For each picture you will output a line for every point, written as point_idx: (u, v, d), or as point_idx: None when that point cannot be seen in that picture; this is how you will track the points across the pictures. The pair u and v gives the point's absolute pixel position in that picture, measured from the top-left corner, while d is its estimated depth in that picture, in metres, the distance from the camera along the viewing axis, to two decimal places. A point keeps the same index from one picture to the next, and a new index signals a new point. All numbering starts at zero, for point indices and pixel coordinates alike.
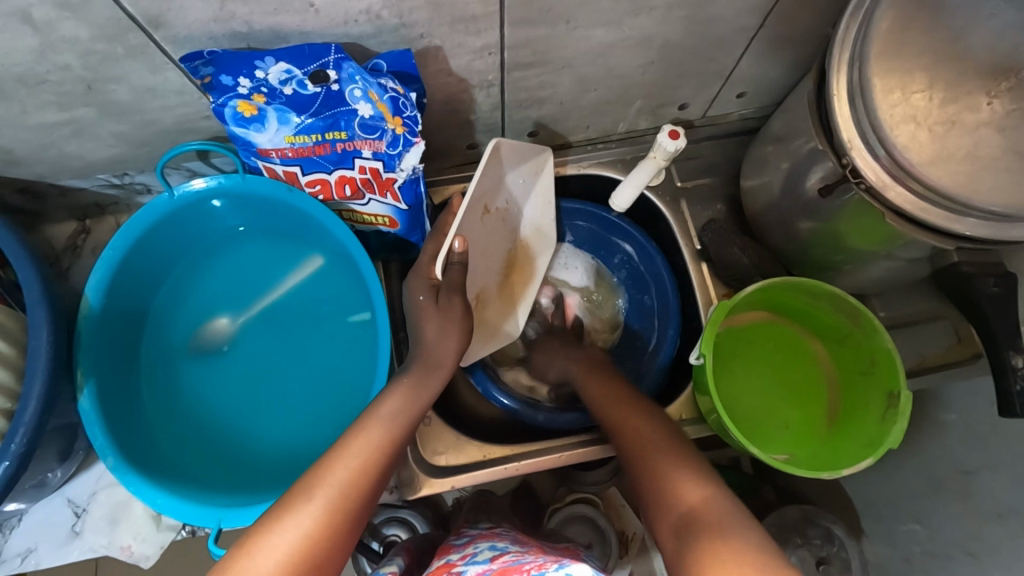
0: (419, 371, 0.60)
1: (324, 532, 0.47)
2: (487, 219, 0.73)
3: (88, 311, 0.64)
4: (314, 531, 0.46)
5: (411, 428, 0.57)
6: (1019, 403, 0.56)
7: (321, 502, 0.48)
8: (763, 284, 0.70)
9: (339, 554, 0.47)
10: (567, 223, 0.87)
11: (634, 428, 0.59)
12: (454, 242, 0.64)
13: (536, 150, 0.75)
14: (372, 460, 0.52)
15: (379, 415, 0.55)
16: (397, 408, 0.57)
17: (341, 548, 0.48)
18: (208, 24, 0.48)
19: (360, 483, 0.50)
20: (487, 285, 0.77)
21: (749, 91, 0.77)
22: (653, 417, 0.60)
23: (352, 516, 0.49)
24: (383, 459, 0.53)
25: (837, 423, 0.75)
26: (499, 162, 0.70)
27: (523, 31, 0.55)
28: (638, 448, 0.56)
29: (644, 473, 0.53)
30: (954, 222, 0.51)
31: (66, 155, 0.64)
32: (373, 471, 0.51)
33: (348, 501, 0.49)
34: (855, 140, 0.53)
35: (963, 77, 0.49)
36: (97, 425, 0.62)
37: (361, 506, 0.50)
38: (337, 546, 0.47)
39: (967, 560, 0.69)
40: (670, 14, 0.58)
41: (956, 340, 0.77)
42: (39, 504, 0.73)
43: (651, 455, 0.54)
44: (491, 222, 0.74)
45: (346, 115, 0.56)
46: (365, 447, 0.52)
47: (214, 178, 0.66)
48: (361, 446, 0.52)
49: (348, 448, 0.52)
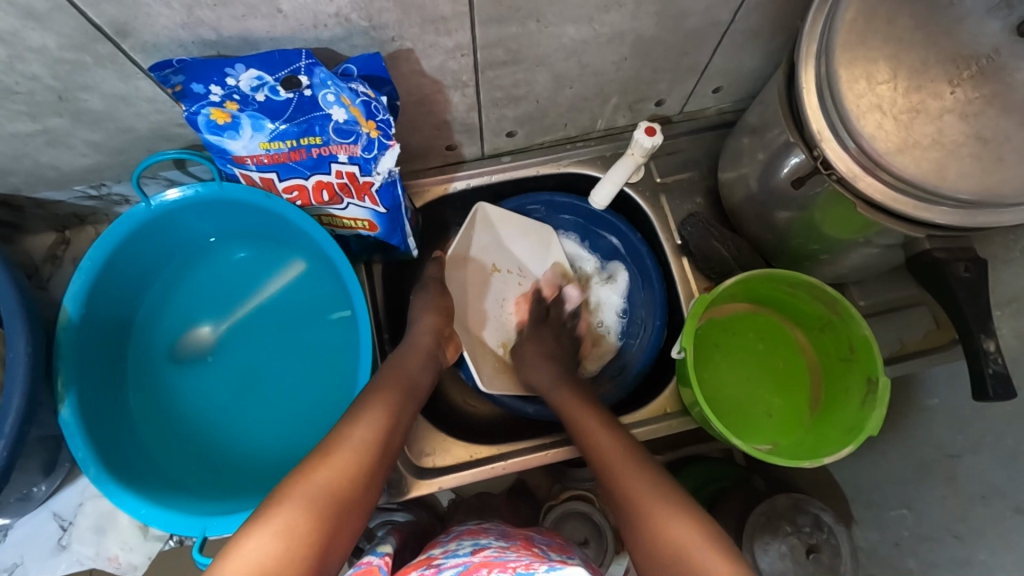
0: (394, 369, 0.67)
1: (332, 503, 0.51)
2: (496, 278, 0.85)
3: (67, 322, 0.64)
4: (321, 510, 0.50)
5: (405, 419, 0.62)
6: (991, 385, 0.57)
7: (328, 474, 0.52)
8: (741, 276, 0.70)
9: (351, 528, 0.51)
10: (555, 219, 0.87)
11: (624, 471, 0.58)
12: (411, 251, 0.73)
13: (535, 226, 0.85)
14: (375, 441, 0.57)
15: (367, 416, 0.59)
16: (395, 400, 0.62)
17: (347, 530, 0.51)
18: (176, 31, 0.48)
19: (361, 464, 0.55)
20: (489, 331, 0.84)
21: (724, 84, 0.78)
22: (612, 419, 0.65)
23: (354, 497, 0.53)
24: (382, 441, 0.58)
25: (821, 410, 0.76)
26: (493, 228, 0.83)
27: (494, 30, 0.56)
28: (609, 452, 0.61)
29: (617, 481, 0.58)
30: (924, 210, 0.52)
31: (42, 165, 0.64)
32: (369, 456, 0.56)
33: (352, 474, 0.54)
34: (824, 131, 0.54)
35: (927, 66, 0.49)
36: (79, 436, 0.62)
37: (361, 490, 0.53)
38: (349, 520, 0.51)
39: (954, 543, 0.71)
40: (641, 10, 0.58)
41: (934, 326, 0.78)
42: (24, 518, 0.73)
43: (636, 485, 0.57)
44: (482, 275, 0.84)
45: (320, 120, 0.56)
46: (367, 427, 0.58)
47: (189, 187, 0.65)
48: (363, 428, 0.57)
49: (354, 428, 0.57)
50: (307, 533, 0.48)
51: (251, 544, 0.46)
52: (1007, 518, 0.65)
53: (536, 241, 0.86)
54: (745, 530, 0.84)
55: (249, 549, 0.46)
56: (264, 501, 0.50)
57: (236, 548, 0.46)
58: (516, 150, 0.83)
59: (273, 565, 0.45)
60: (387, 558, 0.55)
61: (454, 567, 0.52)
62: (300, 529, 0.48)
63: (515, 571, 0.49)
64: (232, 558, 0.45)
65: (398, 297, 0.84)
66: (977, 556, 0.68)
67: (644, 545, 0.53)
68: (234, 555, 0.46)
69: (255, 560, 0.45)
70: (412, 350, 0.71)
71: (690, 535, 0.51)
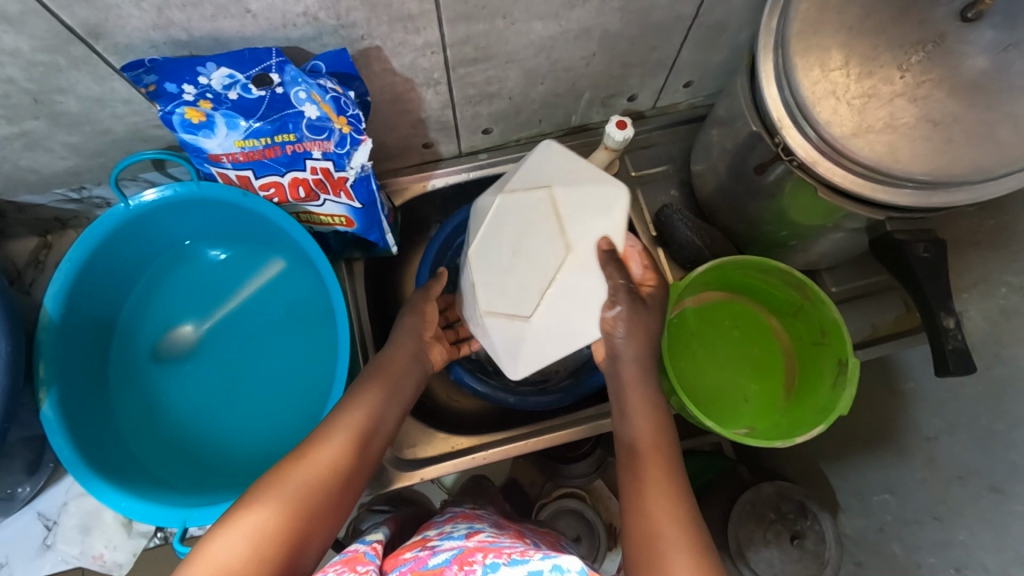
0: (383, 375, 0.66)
1: (302, 505, 0.52)
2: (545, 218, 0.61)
3: (48, 321, 0.65)
4: (292, 512, 0.51)
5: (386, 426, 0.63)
6: (952, 359, 0.59)
7: (301, 480, 0.53)
8: (712, 263, 0.72)
9: (321, 532, 0.52)
10: None
11: (658, 499, 0.57)
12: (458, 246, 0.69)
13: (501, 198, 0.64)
14: (353, 448, 0.58)
15: (345, 415, 0.60)
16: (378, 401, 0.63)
17: (318, 532, 0.52)
18: (148, 32, 0.49)
19: (337, 467, 0.56)
20: (563, 282, 0.61)
21: (695, 79, 0.80)
22: (663, 418, 0.65)
23: (326, 501, 0.54)
24: (360, 445, 0.59)
25: (795, 396, 0.77)
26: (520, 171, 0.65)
27: (462, 27, 0.57)
28: (642, 455, 0.62)
29: (638, 469, 0.61)
30: (885, 193, 0.53)
31: (21, 169, 0.65)
32: (347, 459, 0.57)
33: (327, 480, 0.55)
34: (784, 119, 0.55)
35: (877, 52, 0.51)
36: (60, 433, 0.63)
37: (334, 494, 0.54)
38: (320, 522, 0.52)
39: (934, 525, 0.72)
40: (605, 6, 0.60)
41: (904, 311, 0.79)
42: (9, 519, 0.74)
43: (652, 478, 0.59)
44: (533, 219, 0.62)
45: (292, 118, 0.57)
46: (344, 434, 0.58)
47: (167, 187, 0.66)
48: (340, 433, 0.58)
49: (331, 434, 0.58)
50: (276, 534, 0.49)
51: (219, 544, 0.47)
52: (983, 497, 0.66)
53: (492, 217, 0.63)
54: (731, 519, 0.85)
55: (219, 548, 0.47)
56: (238, 499, 0.52)
57: (200, 547, 0.47)
58: (492, 147, 0.84)
59: (239, 564, 0.46)
60: (373, 546, 0.55)
61: (450, 549, 0.53)
62: (268, 531, 0.49)
63: (511, 557, 0.48)
64: (198, 559, 0.46)
65: (377, 295, 0.85)
66: (956, 536, 0.68)
67: (633, 529, 0.56)
68: (201, 555, 0.46)
69: (224, 559, 0.46)
70: (397, 350, 0.70)
71: (676, 535, 0.53)
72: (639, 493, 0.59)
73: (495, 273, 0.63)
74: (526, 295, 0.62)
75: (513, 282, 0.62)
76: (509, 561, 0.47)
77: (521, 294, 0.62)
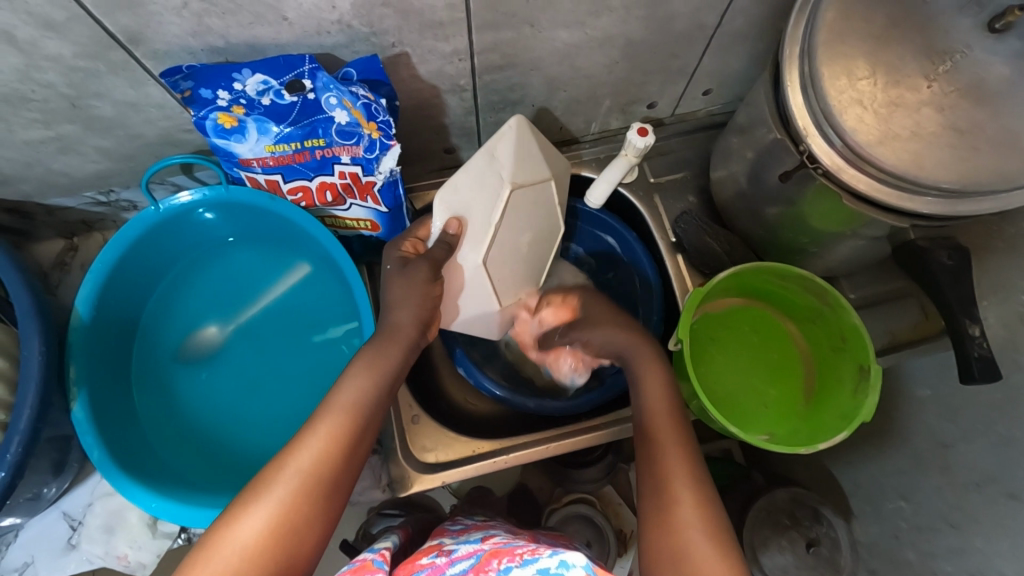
0: (372, 359, 0.59)
1: (285, 521, 0.48)
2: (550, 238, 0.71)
3: (78, 323, 0.67)
4: (276, 529, 0.48)
5: (378, 411, 0.57)
6: (977, 367, 0.59)
7: (284, 492, 0.49)
8: (734, 270, 0.73)
9: (313, 543, 0.50)
10: (598, 231, 0.87)
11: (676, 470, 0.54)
12: (452, 224, 0.63)
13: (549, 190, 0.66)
14: (339, 446, 0.53)
15: (332, 407, 0.55)
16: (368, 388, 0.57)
17: (310, 542, 0.50)
18: (186, 39, 0.50)
19: (323, 473, 0.51)
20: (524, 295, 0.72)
21: (714, 87, 0.81)
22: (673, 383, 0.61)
23: (314, 510, 0.50)
24: (348, 444, 0.54)
25: (814, 400, 0.78)
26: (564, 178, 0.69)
27: (491, 35, 0.58)
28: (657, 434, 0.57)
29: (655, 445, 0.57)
30: (910, 201, 0.54)
31: (53, 172, 0.66)
32: (333, 460, 0.52)
33: (313, 488, 0.51)
34: (810, 128, 0.56)
35: (902, 62, 0.52)
36: (92, 434, 0.65)
37: (323, 501, 0.51)
38: (308, 534, 0.50)
39: (951, 532, 0.72)
40: (630, 14, 0.60)
41: (922, 317, 0.80)
42: (35, 519, 0.74)
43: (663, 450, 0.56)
44: (542, 234, 0.69)
45: (322, 123, 0.58)
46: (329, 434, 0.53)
47: (198, 191, 0.68)
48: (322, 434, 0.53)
49: (314, 437, 0.53)
50: (258, 555, 0.47)
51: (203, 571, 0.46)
52: (1001, 503, 0.66)
53: (536, 200, 0.65)
54: (746, 526, 0.85)
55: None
56: (218, 517, 0.49)
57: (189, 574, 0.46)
58: None
59: None
60: (382, 553, 0.54)
61: (467, 557, 0.52)
62: (254, 552, 0.47)
63: (522, 557, 0.47)
64: None
65: None
66: (974, 543, 0.68)
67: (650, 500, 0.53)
68: None
69: None
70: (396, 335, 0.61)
71: (692, 515, 0.51)
72: (654, 465, 0.55)
73: (511, 251, 0.66)
74: (514, 284, 0.69)
75: (510, 269, 0.67)
76: (520, 563, 0.46)
77: (512, 281, 0.68)
